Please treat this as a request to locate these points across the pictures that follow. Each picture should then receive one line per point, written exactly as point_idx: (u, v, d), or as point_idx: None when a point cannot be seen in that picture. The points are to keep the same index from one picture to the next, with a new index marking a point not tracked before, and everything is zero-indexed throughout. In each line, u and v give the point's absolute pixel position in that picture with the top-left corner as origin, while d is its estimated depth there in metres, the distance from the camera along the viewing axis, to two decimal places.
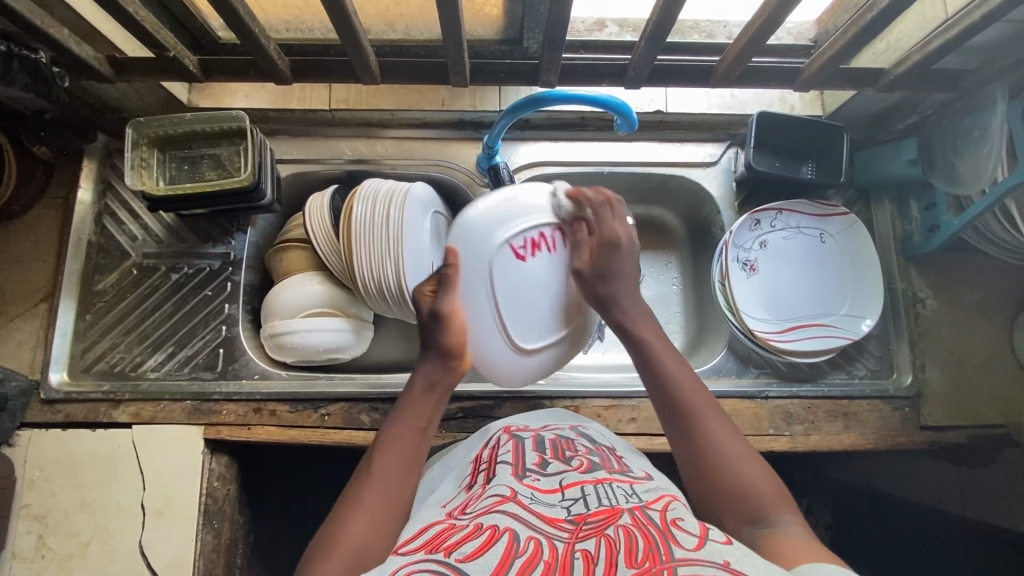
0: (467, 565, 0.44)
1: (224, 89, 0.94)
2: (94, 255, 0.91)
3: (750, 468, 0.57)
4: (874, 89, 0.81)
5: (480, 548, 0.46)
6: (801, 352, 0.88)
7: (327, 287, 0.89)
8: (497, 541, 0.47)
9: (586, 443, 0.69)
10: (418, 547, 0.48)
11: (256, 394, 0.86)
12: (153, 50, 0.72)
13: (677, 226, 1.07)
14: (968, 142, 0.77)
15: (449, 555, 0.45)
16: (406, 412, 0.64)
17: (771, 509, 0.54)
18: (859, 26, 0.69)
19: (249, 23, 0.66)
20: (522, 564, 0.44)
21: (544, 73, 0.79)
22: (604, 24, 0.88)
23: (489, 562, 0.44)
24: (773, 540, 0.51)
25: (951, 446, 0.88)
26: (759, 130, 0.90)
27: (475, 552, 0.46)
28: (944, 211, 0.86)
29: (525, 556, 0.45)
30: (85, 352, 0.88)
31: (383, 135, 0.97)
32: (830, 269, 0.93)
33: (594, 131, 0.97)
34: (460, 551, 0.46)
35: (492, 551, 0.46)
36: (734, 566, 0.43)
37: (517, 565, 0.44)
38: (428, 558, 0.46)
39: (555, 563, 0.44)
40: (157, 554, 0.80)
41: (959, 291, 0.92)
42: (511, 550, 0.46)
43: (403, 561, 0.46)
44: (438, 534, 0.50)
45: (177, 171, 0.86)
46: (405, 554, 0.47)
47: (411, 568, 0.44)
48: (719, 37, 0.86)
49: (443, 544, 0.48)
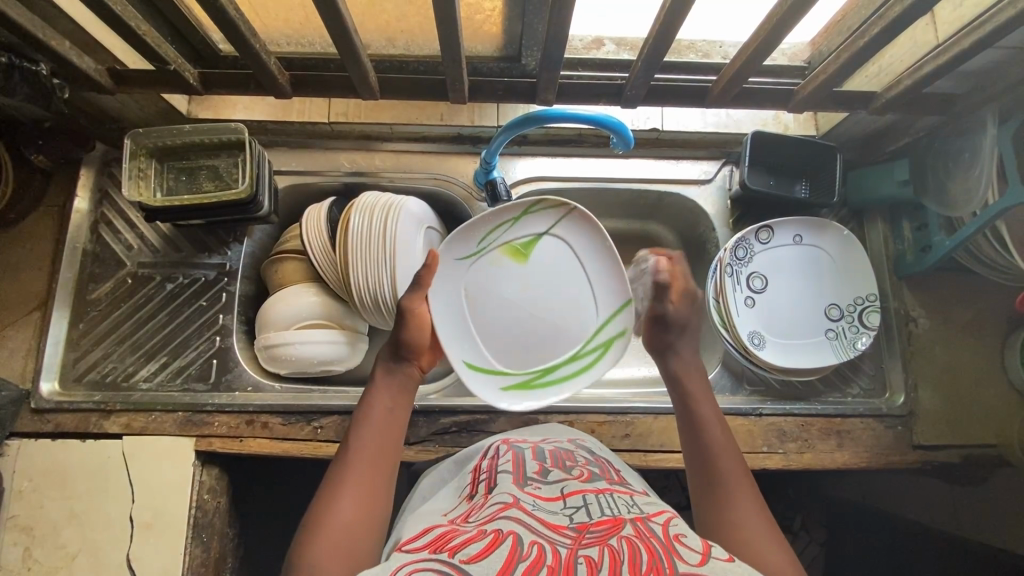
0: (471, 567, 0.43)
1: (224, 101, 0.95)
2: (89, 264, 0.90)
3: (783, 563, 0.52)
4: (866, 112, 0.82)
5: (484, 550, 0.45)
6: (824, 356, 0.90)
7: (323, 299, 0.89)
8: (502, 544, 0.46)
9: (585, 454, 0.69)
10: (422, 547, 0.47)
11: (249, 405, 0.86)
12: (154, 63, 0.73)
13: (672, 241, 1.08)
14: (959, 164, 0.78)
15: (453, 556, 0.45)
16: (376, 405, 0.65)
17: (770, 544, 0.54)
18: (851, 51, 0.70)
19: (250, 38, 0.66)
20: (526, 567, 0.43)
21: (542, 91, 0.80)
22: (602, 43, 0.88)
23: (494, 562, 0.44)
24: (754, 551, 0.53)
25: (944, 465, 0.88)
26: (754, 150, 0.91)
27: (479, 554, 0.45)
28: (936, 232, 0.86)
29: (530, 559, 0.44)
30: (77, 362, 0.87)
31: (381, 148, 0.97)
32: (825, 286, 0.93)
33: (590, 148, 0.98)
34: (464, 553, 0.45)
35: (496, 554, 0.45)
36: None
37: (521, 568, 0.43)
38: (433, 557, 0.45)
39: (558, 569, 0.43)
40: (144, 567, 0.79)
41: (950, 310, 0.93)
42: (515, 553, 0.45)
43: (407, 558, 0.45)
44: (441, 535, 0.49)
45: (174, 181, 0.86)
46: (409, 552, 0.47)
47: (417, 566, 0.43)
48: (716, 58, 0.87)
49: (446, 545, 0.47)
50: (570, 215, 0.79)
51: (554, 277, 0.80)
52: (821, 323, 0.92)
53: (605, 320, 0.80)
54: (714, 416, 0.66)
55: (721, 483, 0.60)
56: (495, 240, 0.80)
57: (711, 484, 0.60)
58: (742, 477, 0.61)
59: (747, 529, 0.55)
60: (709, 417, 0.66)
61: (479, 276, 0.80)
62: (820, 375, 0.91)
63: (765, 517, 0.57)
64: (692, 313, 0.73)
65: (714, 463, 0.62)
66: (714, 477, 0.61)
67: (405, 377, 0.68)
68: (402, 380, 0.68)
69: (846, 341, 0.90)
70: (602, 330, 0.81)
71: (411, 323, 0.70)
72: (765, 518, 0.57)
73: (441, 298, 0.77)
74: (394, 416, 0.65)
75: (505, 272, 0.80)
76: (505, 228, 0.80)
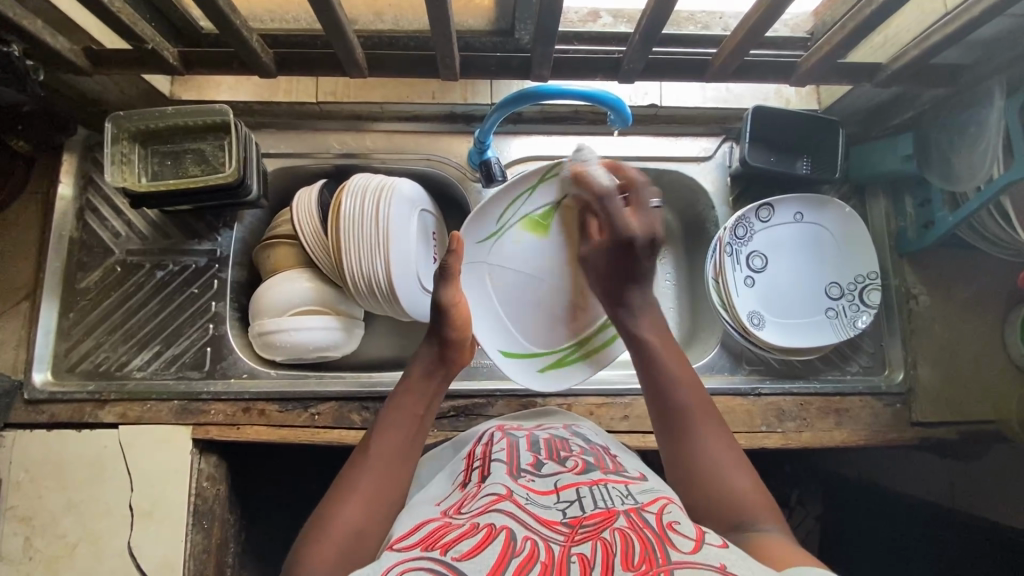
0: (463, 565, 0.43)
1: (208, 81, 0.92)
2: (77, 252, 0.89)
3: (751, 494, 0.55)
4: (871, 85, 0.79)
5: (477, 546, 0.45)
6: (824, 334, 0.89)
7: (315, 285, 0.87)
8: (494, 540, 0.46)
9: (580, 442, 0.68)
10: (413, 545, 0.47)
11: (244, 393, 0.85)
12: (131, 43, 0.70)
13: (671, 221, 1.06)
14: (964, 139, 0.76)
15: (445, 553, 0.45)
16: (402, 402, 0.66)
17: (732, 476, 0.57)
18: (858, 20, 0.68)
19: (229, 14, 0.64)
20: (518, 564, 0.43)
21: (537, 67, 0.77)
22: (598, 15, 0.84)
23: (487, 560, 0.43)
24: (711, 476, 0.57)
25: (941, 442, 0.88)
26: (754, 125, 0.89)
27: (471, 550, 0.45)
28: (940, 207, 0.85)
29: (523, 555, 0.44)
30: (69, 352, 0.86)
31: (372, 128, 0.95)
32: (826, 264, 0.92)
33: (587, 125, 0.95)
34: (455, 550, 0.45)
35: (488, 550, 0.45)
36: (730, 568, 0.42)
37: (514, 565, 0.43)
38: (424, 555, 0.45)
39: (551, 565, 0.43)
40: (145, 554, 0.79)
41: (952, 287, 0.92)
42: (508, 549, 0.45)
43: (397, 557, 0.45)
44: (434, 531, 0.49)
45: (159, 166, 0.84)
46: (400, 550, 0.46)
47: (408, 566, 0.43)
48: (715, 29, 0.83)
49: (438, 542, 0.47)
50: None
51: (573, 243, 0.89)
52: (821, 302, 0.91)
53: None
54: (681, 371, 0.65)
55: (692, 429, 0.60)
56: (514, 214, 0.87)
57: (680, 446, 0.60)
58: (702, 406, 0.62)
59: (724, 490, 0.56)
60: (674, 369, 0.65)
61: (504, 251, 0.88)
62: (819, 353, 0.90)
63: (742, 468, 0.57)
64: (651, 253, 0.73)
65: (682, 422, 0.61)
66: (688, 440, 0.60)
67: (433, 383, 0.69)
68: (431, 384, 0.68)
69: (846, 320, 0.90)
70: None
71: (452, 317, 0.70)
72: (739, 463, 0.58)
73: (472, 286, 0.87)
74: (418, 421, 0.66)
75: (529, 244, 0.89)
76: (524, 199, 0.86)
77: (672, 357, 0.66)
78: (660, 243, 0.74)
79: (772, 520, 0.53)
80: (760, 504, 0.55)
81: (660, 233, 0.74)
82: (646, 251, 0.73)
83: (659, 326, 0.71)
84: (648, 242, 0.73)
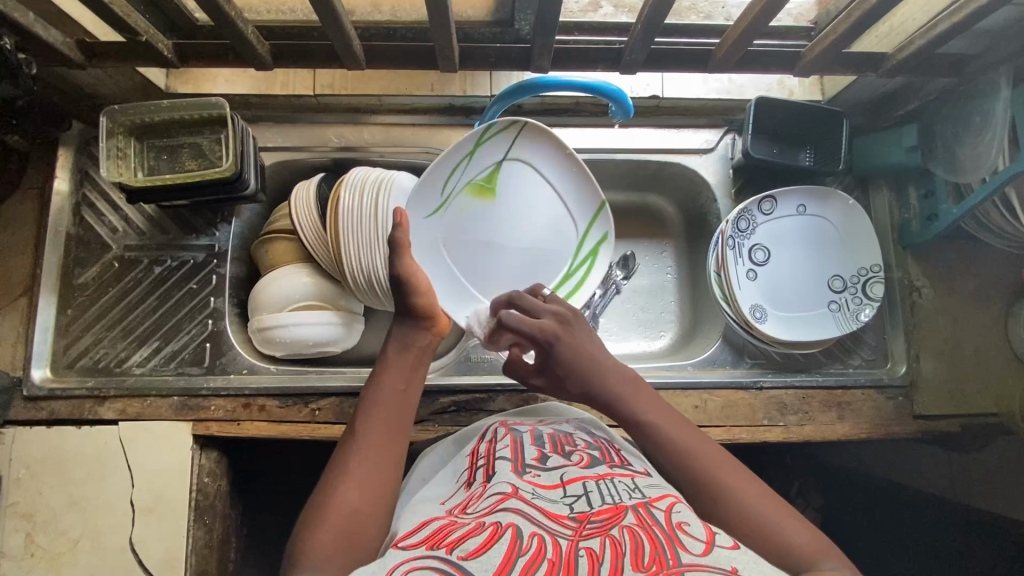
0: (469, 564, 0.43)
1: (203, 74, 0.90)
2: (74, 248, 0.88)
3: (808, 541, 0.52)
4: (875, 75, 0.78)
5: (483, 545, 0.45)
6: (827, 327, 0.89)
7: (315, 280, 0.86)
8: (500, 538, 0.45)
9: (584, 436, 0.67)
10: (418, 543, 0.47)
11: (244, 388, 0.85)
12: (124, 34, 0.69)
13: (672, 213, 1.05)
14: (969, 128, 0.75)
15: (451, 552, 0.44)
16: (384, 377, 0.65)
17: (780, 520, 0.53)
18: (863, 9, 0.67)
19: (224, 6, 0.62)
20: (525, 563, 0.43)
21: (537, 58, 0.76)
22: (599, 5, 0.83)
23: (493, 560, 0.43)
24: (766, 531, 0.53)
25: (944, 435, 0.88)
26: (757, 116, 0.88)
27: (478, 549, 0.44)
28: (944, 199, 0.84)
29: (529, 554, 0.44)
30: (68, 348, 0.86)
31: (370, 121, 0.94)
32: (828, 256, 0.92)
33: (588, 117, 0.95)
34: (462, 548, 0.45)
35: (495, 549, 0.44)
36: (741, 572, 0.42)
37: (521, 564, 0.43)
38: (431, 554, 0.44)
39: (559, 563, 0.43)
40: (148, 550, 0.79)
41: (955, 280, 0.91)
42: (515, 548, 0.44)
43: (403, 556, 0.45)
44: (440, 528, 0.49)
45: (155, 160, 0.83)
46: (406, 549, 0.46)
47: (413, 565, 0.43)
48: (718, 18, 0.82)
49: (444, 541, 0.46)
50: (521, 133, 0.81)
51: (523, 202, 0.84)
52: (824, 296, 0.90)
53: (586, 232, 0.87)
54: (687, 441, 0.60)
55: (732, 496, 0.55)
56: (456, 182, 0.80)
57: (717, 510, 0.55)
58: (727, 467, 0.58)
59: (774, 539, 0.52)
60: (682, 442, 0.60)
61: (455, 223, 0.82)
62: (822, 346, 0.90)
63: (782, 511, 0.54)
64: (572, 330, 0.70)
65: (711, 485, 0.56)
66: (712, 493, 0.56)
67: (412, 355, 0.67)
68: (410, 355, 0.67)
69: (849, 313, 0.89)
70: (584, 245, 0.88)
71: (417, 287, 0.68)
72: (783, 511, 0.54)
73: (430, 264, 0.81)
74: (402, 397, 0.64)
75: (478, 211, 0.83)
76: (462, 166, 0.80)
77: (674, 435, 0.61)
78: (574, 321, 0.71)
79: (832, 557, 0.51)
80: (820, 548, 0.52)
81: (567, 312, 0.72)
82: (571, 334, 0.69)
83: (641, 398, 0.65)
84: (563, 329, 0.70)
